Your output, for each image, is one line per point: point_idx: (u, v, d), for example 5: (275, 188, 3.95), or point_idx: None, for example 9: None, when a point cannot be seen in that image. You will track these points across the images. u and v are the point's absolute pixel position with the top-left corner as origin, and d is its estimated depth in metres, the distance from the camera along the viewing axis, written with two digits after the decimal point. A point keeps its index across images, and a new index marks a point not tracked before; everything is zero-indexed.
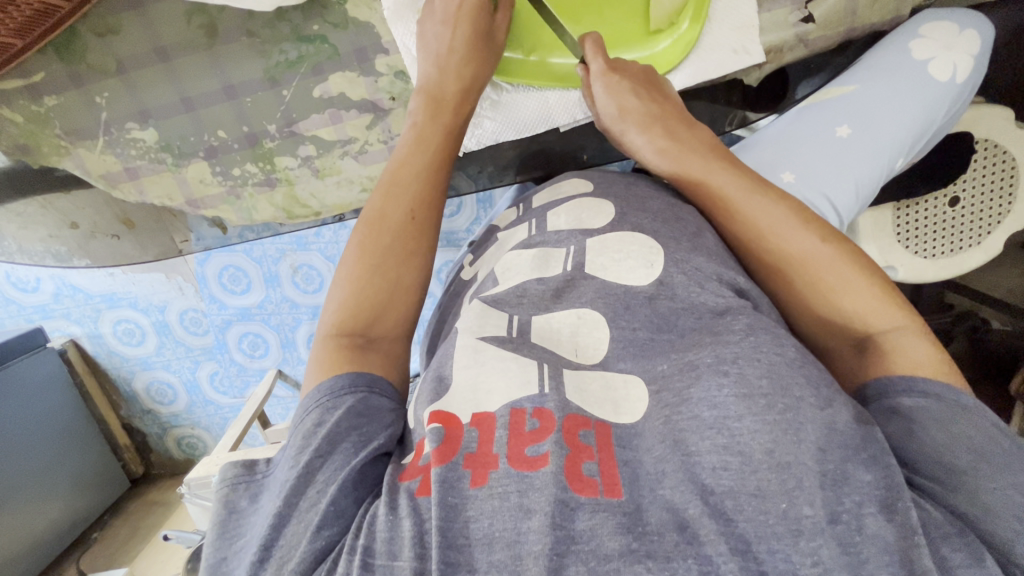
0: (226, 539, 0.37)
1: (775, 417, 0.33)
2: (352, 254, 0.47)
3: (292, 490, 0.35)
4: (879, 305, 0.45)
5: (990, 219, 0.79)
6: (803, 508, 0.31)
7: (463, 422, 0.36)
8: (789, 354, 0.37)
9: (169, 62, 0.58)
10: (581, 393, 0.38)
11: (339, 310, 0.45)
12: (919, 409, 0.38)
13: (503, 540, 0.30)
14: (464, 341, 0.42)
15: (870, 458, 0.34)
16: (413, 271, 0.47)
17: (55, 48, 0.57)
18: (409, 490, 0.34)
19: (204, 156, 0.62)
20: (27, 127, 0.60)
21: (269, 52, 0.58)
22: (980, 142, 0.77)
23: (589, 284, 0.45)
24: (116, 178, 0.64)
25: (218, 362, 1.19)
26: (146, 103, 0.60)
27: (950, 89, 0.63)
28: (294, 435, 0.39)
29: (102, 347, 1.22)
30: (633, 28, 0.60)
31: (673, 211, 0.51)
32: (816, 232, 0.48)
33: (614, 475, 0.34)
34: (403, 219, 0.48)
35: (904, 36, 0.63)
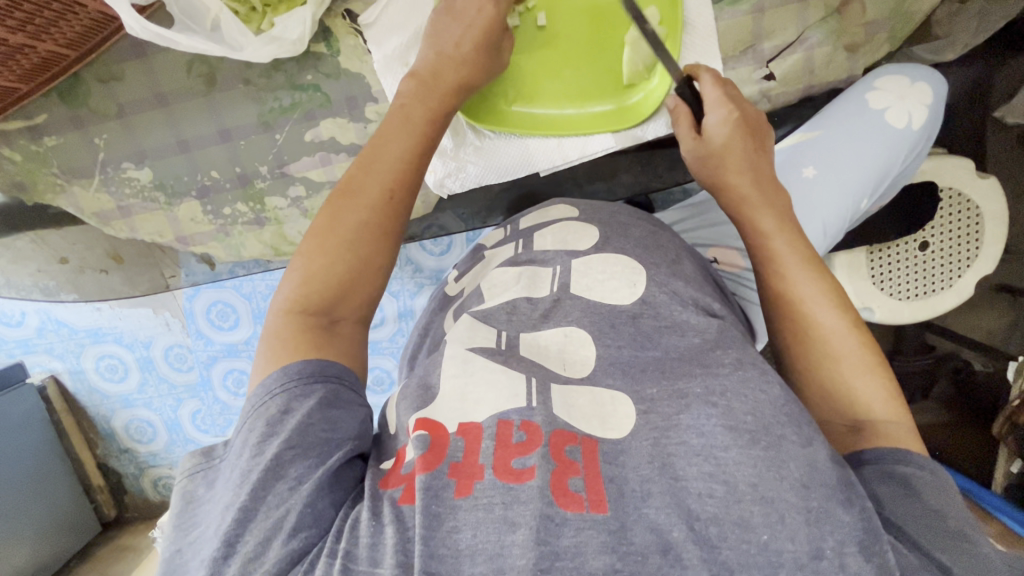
0: (181, 531, 0.38)
1: (760, 452, 0.34)
2: (323, 222, 0.46)
3: (260, 483, 0.35)
4: (885, 398, 0.44)
5: (960, 262, 0.84)
6: (784, 543, 0.31)
7: (449, 431, 0.37)
8: (775, 390, 0.38)
9: (168, 107, 0.61)
10: (568, 409, 0.38)
11: (305, 282, 0.44)
12: (913, 477, 0.38)
13: (486, 552, 0.30)
14: (454, 351, 0.42)
15: (848, 499, 0.34)
16: (385, 256, 0.47)
17: (59, 93, 0.60)
18: (393, 498, 0.35)
19: (196, 195, 0.65)
20: (25, 165, 0.62)
21: (264, 99, 0.61)
22: (945, 190, 0.83)
23: (575, 303, 0.46)
24: (108, 216, 0.65)
25: (202, 400, 1.18)
26: (142, 143, 0.62)
27: (908, 135, 0.67)
28: (256, 419, 0.38)
29: (82, 383, 1.21)
30: (608, 83, 0.62)
31: (654, 238, 0.54)
32: (847, 311, 0.47)
33: (600, 491, 0.33)
34: (382, 196, 0.47)
35: (861, 89, 0.67)
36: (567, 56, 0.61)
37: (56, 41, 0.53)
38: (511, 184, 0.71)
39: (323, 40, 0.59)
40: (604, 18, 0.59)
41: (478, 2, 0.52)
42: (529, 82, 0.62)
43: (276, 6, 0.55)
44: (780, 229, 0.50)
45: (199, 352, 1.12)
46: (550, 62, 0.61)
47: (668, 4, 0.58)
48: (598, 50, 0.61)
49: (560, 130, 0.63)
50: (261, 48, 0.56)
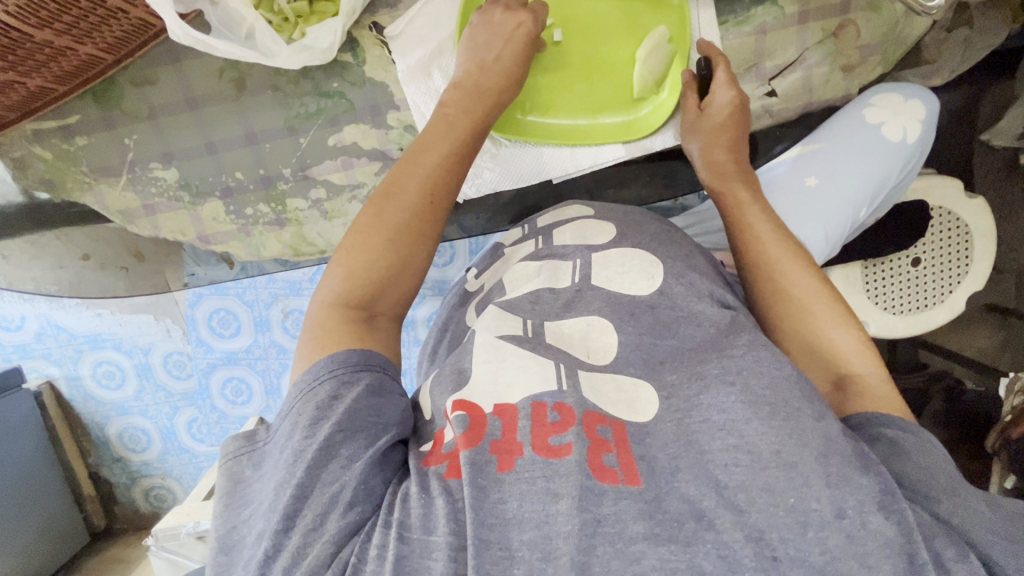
0: (234, 508, 0.39)
1: (780, 422, 0.36)
2: (364, 223, 0.48)
3: (316, 461, 0.36)
4: (862, 351, 0.49)
5: (952, 278, 0.89)
6: (811, 503, 0.33)
7: (486, 411, 0.38)
8: (788, 369, 0.41)
9: (198, 110, 0.63)
10: (595, 393, 0.40)
11: (347, 279, 0.46)
12: (902, 440, 0.41)
13: (533, 521, 0.32)
14: (484, 338, 0.44)
15: (863, 465, 0.36)
16: (424, 253, 0.49)
17: (94, 95, 0.62)
18: (438, 473, 0.36)
19: (220, 195, 0.67)
20: (56, 164, 0.65)
21: (291, 104, 0.64)
22: (936, 209, 0.87)
23: (595, 294, 0.49)
24: (134, 214, 0.67)
25: (199, 408, 1.18)
26: (170, 145, 0.64)
27: (904, 149, 0.71)
28: (304, 404, 0.39)
29: (78, 389, 1.20)
30: (620, 96, 0.66)
31: (670, 235, 0.56)
32: (818, 276, 0.53)
33: (632, 465, 0.35)
34: (421, 198, 0.50)
35: (859, 104, 0.70)
36: (582, 70, 0.65)
37: (97, 44, 0.56)
38: (525, 193, 0.74)
39: (350, 50, 0.62)
40: (618, 36, 0.63)
41: (517, 18, 0.56)
42: (545, 94, 0.66)
43: (308, 17, 0.58)
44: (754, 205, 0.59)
45: (198, 360, 1.13)
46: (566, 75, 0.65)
47: (678, 25, 0.62)
48: (612, 66, 0.65)
49: (574, 139, 0.66)
50: (291, 57, 0.59)
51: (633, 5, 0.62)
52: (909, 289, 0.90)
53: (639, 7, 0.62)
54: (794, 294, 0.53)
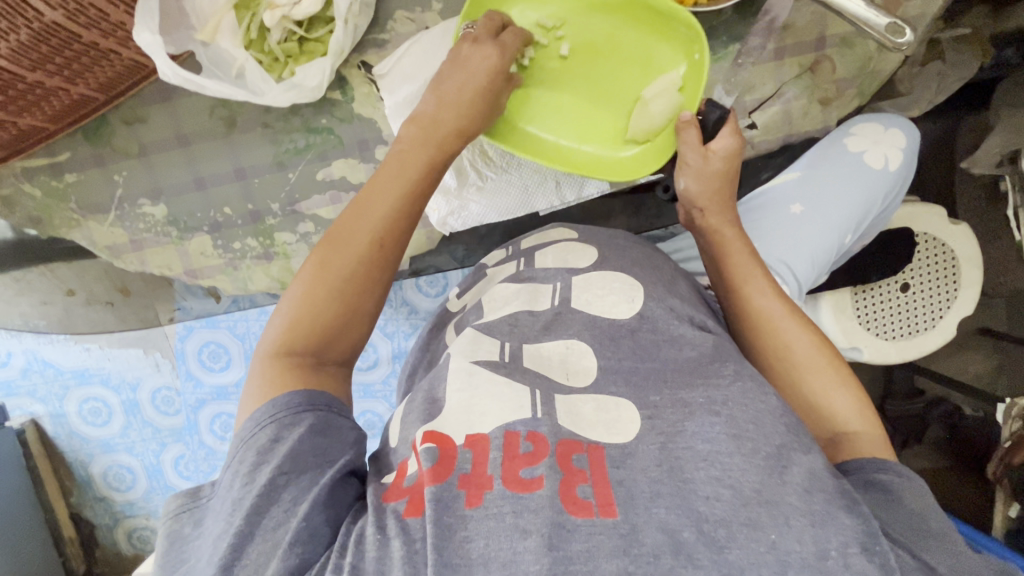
0: (171, 565, 0.39)
1: (761, 461, 0.36)
2: (311, 267, 0.46)
3: (254, 508, 0.36)
4: (859, 413, 0.48)
5: (942, 302, 0.90)
6: (792, 543, 0.33)
7: (456, 443, 0.38)
8: (772, 402, 0.41)
9: (188, 147, 0.64)
10: (573, 417, 0.40)
11: (291, 325, 0.45)
12: (893, 484, 0.42)
13: (499, 560, 0.32)
14: (459, 364, 0.44)
15: (850, 505, 0.36)
16: (371, 301, 0.47)
17: (85, 133, 0.63)
18: (397, 512, 0.36)
19: (207, 230, 0.67)
20: (44, 201, 0.65)
21: (279, 141, 0.64)
22: (921, 235, 0.90)
23: (576, 317, 0.49)
24: (120, 250, 0.67)
25: (186, 444, 1.15)
26: (159, 181, 0.65)
27: (887, 176, 0.72)
28: (246, 450, 0.40)
29: (62, 427, 1.17)
30: (612, 133, 0.64)
31: (650, 258, 0.57)
32: (816, 333, 0.52)
33: (608, 495, 0.35)
34: (369, 244, 0.47)
35: (839, 135, 0.72)
36: (576, 95, 0.63)
37: (88, 85, 0.57)
38: (514, 224, 0.75)
39: (339, 88, 0.64)
40: (626, 69, 0.62)
41: (483, 51, 0.54)
42: (533, 111, 0.63)
43: (297, 57, 0.60)
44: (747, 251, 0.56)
45: (187, 395, 1.11)
46: (562, 95, 0.63)
47: (691, 74, 0.60)
48: (614, 97, 0.63)
49: (547, 162, 0.63)
50: (280, 95, 0.60)
51: (648, 44, 0.61)
52: (901, 315, 0.91)
53: (655, 46, 0.61)
54: (788, 349, 0.51)
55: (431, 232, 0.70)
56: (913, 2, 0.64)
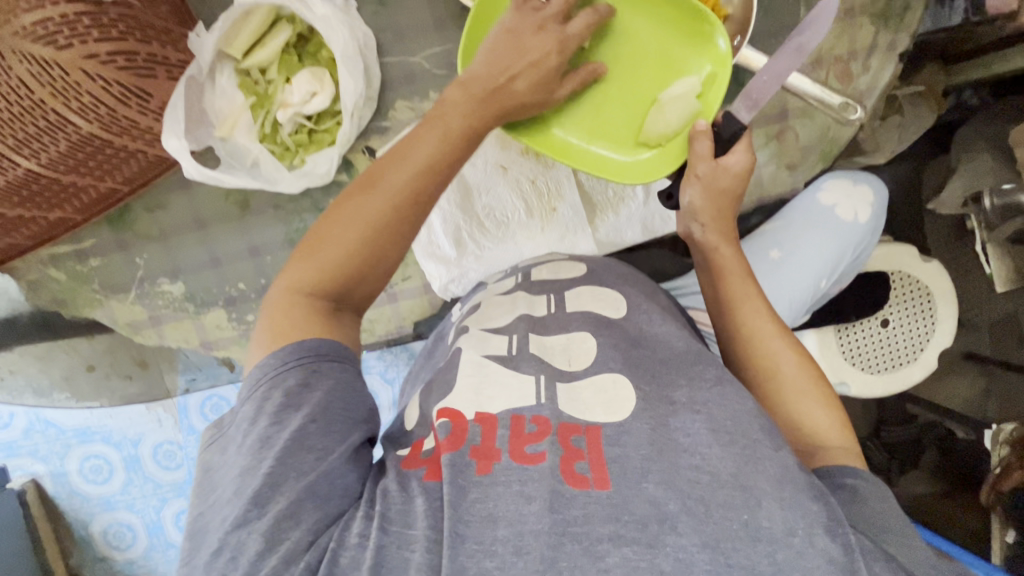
0: (203, 497, 0.44)
1: (737, 449, 0.44)
2: (343, 210, 0.47)
3: (286, 451, 0.41)
4: (835, 428, 0.52)
5: (921, 336, 0.96)
6: (762, 520, 0.41)
7: (468, 417, 0.47)
8: (750, 404, 0.48)
9: (205, 230, 0.69)
10: (572, 402, 0.48)
11: (327, 270, 0.47)
12: (859, 485, 0.47)
13: (505, 518, 0.40)
14: (472, 355, 0.53)
15: (818, 495, 0.44)
16: (398, 251, 0.49)
17: (109, 220, 0.68)
18: (419, 475, 0.44)
19: (223, 304, 0.71)
20: (69, 283, 0.69)
21: (290, 220, 0.69)
22: (896, 273, 0.97)
23: (570, 317, 0.58)
24: (140, 326, 0.71)
25: (187, 498, 1.17)
26: (178, 261, 0.69)
27: (859, 227, 0.76)
28: (271, 393, 0.43)
29: (62, 486, 1.18)
30: (626, 134, 0.62)
31: (631, 275, 0.66)
32: (798, 351, 0.55)
33: (603, 468, 0.43)
34: (402, 193, 0.47)
35: (813, 189, 0.77)
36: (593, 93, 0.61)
37: (116, 179, 0.62)
38: None
39: (345, 171, 0.68)
40: (643, 68, 0.60)
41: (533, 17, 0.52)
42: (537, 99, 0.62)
43: (307, 146, 0.65)
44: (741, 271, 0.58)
45: (190, 449, 1.15)
46: (578, 87, 0.61)
47: (713, 80, 0.58)
48: (630, 98, 0.61)
49: (556, 156, 0.61)
50: (293, 181, 0.65)
51: (672, 43, 0.59)
52: (882, 349, 0.97)
53: (675, 45, 0.59)
54: (775, 369, 0.54)
55: (434, 297, 0.74)
56: (863, 78, 0.70)
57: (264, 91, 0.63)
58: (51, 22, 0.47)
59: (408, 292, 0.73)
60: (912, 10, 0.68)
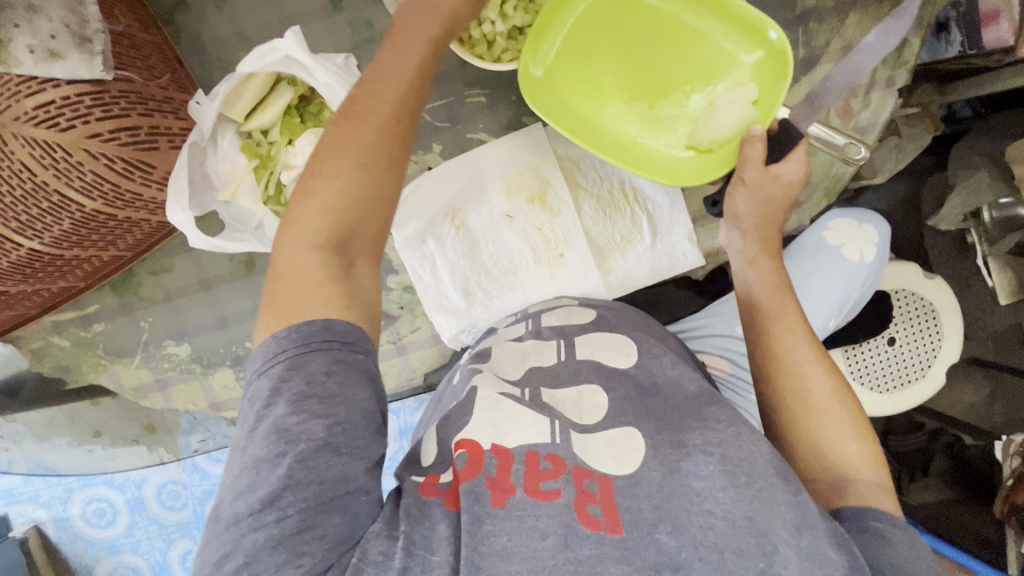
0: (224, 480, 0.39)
1: (755, 492, 0.43)
2: (332, 145, 0.43)
3: (309, 453, 0.37)
4: (865, 458, 0.49)
5: (928, 353, 0.96)
6: (781, 570, 0.40)
7: (484, 448, 0.45)
8: (766, 447, 0.47)
9: (210, 291, 0.68)
10: (585, 450, 0.47)
11: (329, 211, 0.42)
12: (885, 531, 0.44)
13: (519, 554, 0.39)
14: (488, 392, 0.52)
15: (838, 542, 0.42)
16: (397, 182, 0.45)
17: (112, 285, 0.67)
18: (439, 501, 0.44)
19: (230, 364, 0.70)
20: (73, 349, 0.68)
21: None
22: (899, 291, 0.97)
23: (582, 366, 0.57)
24: (146, 389, 0.70)
25: (194, 539, 1.15)
26: (183, 322, 0.68)
27: (866, 267, 0.74)
28: (294, 372, 0.39)
29: (66, 531, 1.16)
30: (674, 135, 0.62)
31: (644, 321, 0.65)
32: (836, 380, 0.52)
33: (614, 514, 0.42)
34: (389, 116, 0.44)
35: (817, 228, 0.76)
36: (638, 94, 0.62)
37: (120, 247, 0.61)
38: None
39: None
40: (697, 68, 0.60)
41: None
42: (576, 93, 0.62)
43: None
44: (775, 291, 0.57)
45: (194, 488, 1.13)
46: (621, 87, 0.62)
47: (771, 85, 0.58)
48: (678, 101, 0.61)
49: (589, 147, 0.61)
50: None
51: (727, 46, 0.59)
52: (890, 368, 0.98)
53: (731, 49, 0.59)
54: (807, 392, 0.52)
55: (443, 347, 0.74)
56: (864, 113, 0.70)
57: (266, 152, 0.63)
58: (54, 105, 0.47)
59: (417, 343, 0.73)
60: (910, 43, 0.68)
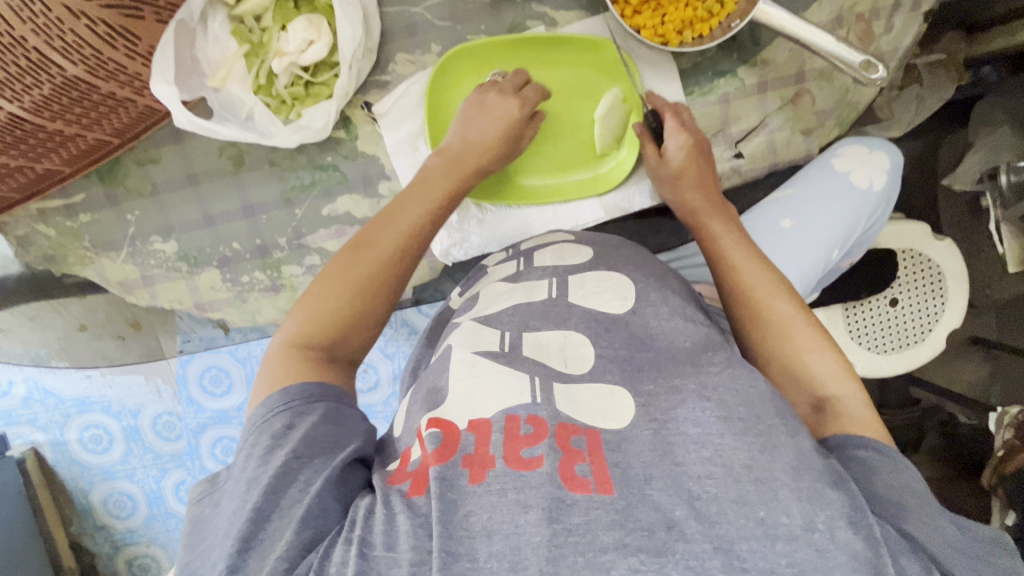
0: (194, 549, 0.42)
1: (751, 438, 0.40)
2: (336, 268, 0.53)
3: (273, 486, 0.40)
4: (840, 373, 0.51)
5: (930, 317, 0.94)
6: (780, 516, 0.36)
7: (459, 428, 0.41)
8: (761, 386, 0.45)
9: (198, 186, 0.67)
10: (572, 404, 0.43)
11: (318, 321, 0.50)
12: (869, 458, 0.44)
13: (501, 532, 0.35)
14: (462, 355, 0.48)
15: (834, 483, 0.39)
16: (386, 301, 0.53)
17: (99, 174, 0.65)
18: (402, 491, 0.39)
19: (217, 265, 0.69)
20: (58, 240, 0.67)
21: (287, 178, 0.67)
22: (906, 249, 0.94)
23: (574, 310, 0.53)
24: (132, 285, 0.69)
25: (187, 470, 1.17)
26: (170, 219, 0.67)
27: (873, 195, 0.73)
28: (260, 434, 0.44)
29: (63, 455, 1.18)
30: (584, 155, 0.71)
31: (641, 257, 0.62)
32: (796, 303, 0.56)
33: (606, 475, 0.38)
34: (390, 253, 0.54)
35: (825, 156, 0.74)
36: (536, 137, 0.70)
37: (105, 130, 0.60)
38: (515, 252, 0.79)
39: (344, 127, 0.66)
40: (575, 98, 0.70)
41: (501, 101, 0.63)
42: None
43: (304, 100, 0.63)
44: (729, 233, 0.62)
45: (189, 419, 1.14)
46: None
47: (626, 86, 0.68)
48: (573, 131, 0.71)
49: (521, 199, 0.71)
50: (289, 135, 0.63)
51: (586, 74, 0.68)
52: (890, 329, 0.96)
53: (591, 74, 0.68)
54: (775, 322, 0.55)
55: (434, 261, 0.73)
56: (885, 38, 0.67)
57: (258, 40, 0.60)
58: None
59: None
60: None
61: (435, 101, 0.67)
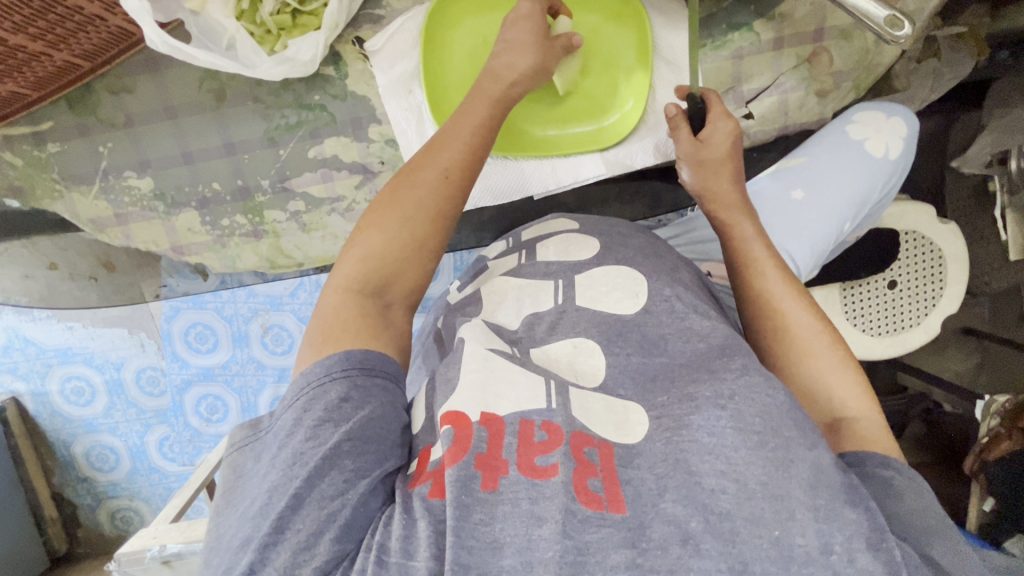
0: (230, 508, 0.40)
1: (768, 454, 0.37)
2: (384, 201, 0.49)
3: (315, 471, 0.36)
4: (860, 394, 0.49)
5: (926, 302, 0.92)
6: (796, 537, 0.34)
7: (472, 421, 0.39)
8: (780, 397, 0.41)
9: (176, 120, 0.62)
10: (585, 411, 0.42)
11: (368, 260, 0.47)
12: (890, 477, 0.42)
13: (513, 546, 0.33)
14: (477, 348, 0.46)
15: (852, 499, 0.37)
16: (435, 239, 0.48)
17: (69, 100, 0.61)
18: (422, 493, 0.37)
19: (195, 206, 0.66)
20: (26, 170, 0.64)
21: (271, 116, 0.63)
22: (906, 232, 0.90)
23: (581, 315, 0.50)
24: (105, 223, 0.66)
25: (171, 426, 1.15)
26: (146, 153, 0.63)
27: (886, 165, 0.71)
28: (314, 402, 0.40)
29: (44, 406, 1.14)
30: (588, 106, 0.68)
31: (653, 248, 0.59)
32: (817, 316, 0.54)
33: (618, 494, 0.36)
34: (437, 179, 0.49)
35: (840, 121, 0.71)
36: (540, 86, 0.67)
37: (73, 51, 0.55)
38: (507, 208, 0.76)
39: (333, 64, 0.62)
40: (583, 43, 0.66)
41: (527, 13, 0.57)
42: None
43: (291, 30, 0.58)
44: (755, 236, 0.59)
45: (174, 375, 1.10)
46: None
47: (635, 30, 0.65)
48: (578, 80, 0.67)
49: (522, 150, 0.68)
50: (272, 68, 0.58)
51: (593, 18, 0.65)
52: (886, 312, 0.94)
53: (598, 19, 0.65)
54: (794, 334, 0.53)
55: None
56: None
57: None
58: None
59: None
60: None
61: (433, 38, 0.63)
